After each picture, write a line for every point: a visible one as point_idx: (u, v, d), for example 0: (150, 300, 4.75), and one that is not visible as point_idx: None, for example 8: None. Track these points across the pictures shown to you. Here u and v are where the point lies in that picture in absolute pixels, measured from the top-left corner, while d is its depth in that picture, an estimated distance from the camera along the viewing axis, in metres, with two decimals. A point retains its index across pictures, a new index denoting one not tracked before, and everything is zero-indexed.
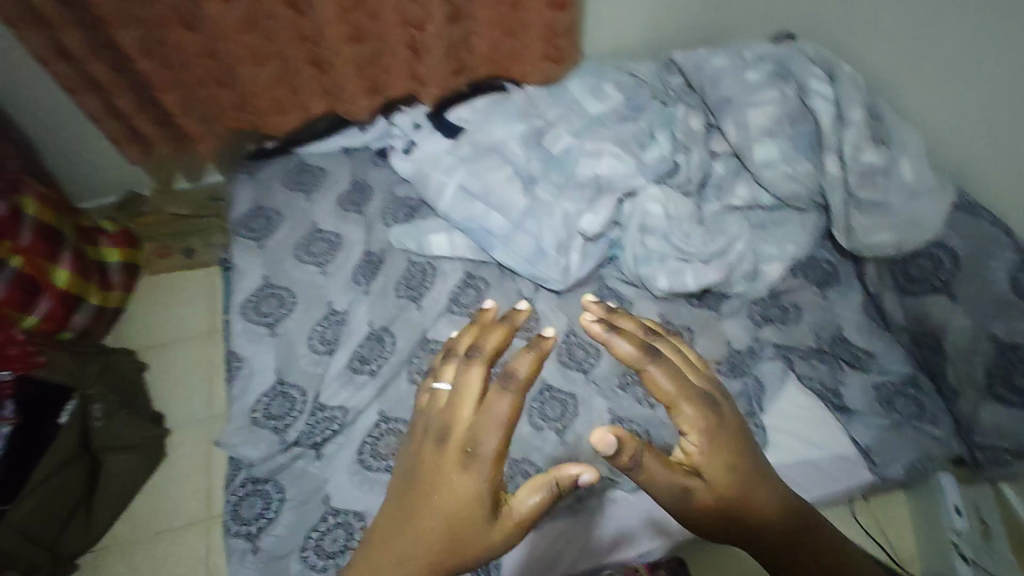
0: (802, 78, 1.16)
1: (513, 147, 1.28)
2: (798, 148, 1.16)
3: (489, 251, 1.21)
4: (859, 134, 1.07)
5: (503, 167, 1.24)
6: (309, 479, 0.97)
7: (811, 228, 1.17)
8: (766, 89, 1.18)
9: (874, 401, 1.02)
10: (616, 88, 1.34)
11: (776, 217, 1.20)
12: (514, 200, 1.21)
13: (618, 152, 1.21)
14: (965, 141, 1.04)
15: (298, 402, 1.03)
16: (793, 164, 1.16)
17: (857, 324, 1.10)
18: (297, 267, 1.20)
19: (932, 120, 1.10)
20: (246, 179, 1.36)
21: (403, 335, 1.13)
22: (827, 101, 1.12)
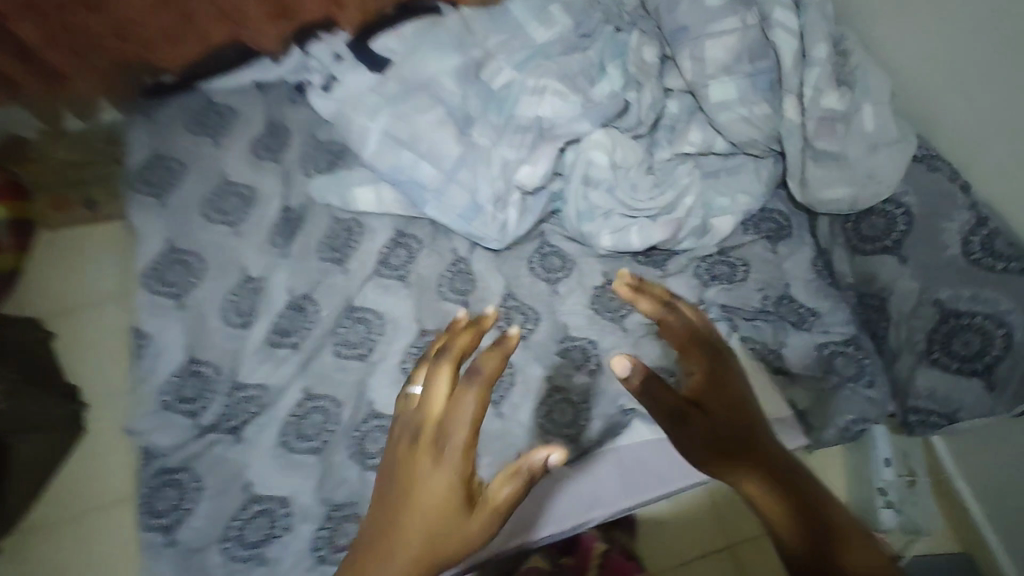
0: (766, 5, 1.02)
1: (448, 82, 1.13)
2: (756, 87, 1.05)
3: (419, 206, 1.10)
4: (821, 76, 0.97)
5: (435, 108, 1.10)
6: (228, 464, 0.92)
7: (767, 178, 1.10)
8: (727, 17, 1.05)
9: (814, 363, 1.01)
10: (564, 10, 1.17)
11: (731, 165, 1.12)
12: (446, 148, 1.08)
13: (563, 90, 1.09)
14: (932, 82, 0.95)
15: (212, 382, 0.96)
16: (752, 107, 1.05)
17: (804, 281, 1.07)
18: (205, 228, 1.08)
19: (901, 54, 0.99)
20: (141, 120, 1.19)
21: (327, 303, 1.04)
22: (792, 34, 1.00)
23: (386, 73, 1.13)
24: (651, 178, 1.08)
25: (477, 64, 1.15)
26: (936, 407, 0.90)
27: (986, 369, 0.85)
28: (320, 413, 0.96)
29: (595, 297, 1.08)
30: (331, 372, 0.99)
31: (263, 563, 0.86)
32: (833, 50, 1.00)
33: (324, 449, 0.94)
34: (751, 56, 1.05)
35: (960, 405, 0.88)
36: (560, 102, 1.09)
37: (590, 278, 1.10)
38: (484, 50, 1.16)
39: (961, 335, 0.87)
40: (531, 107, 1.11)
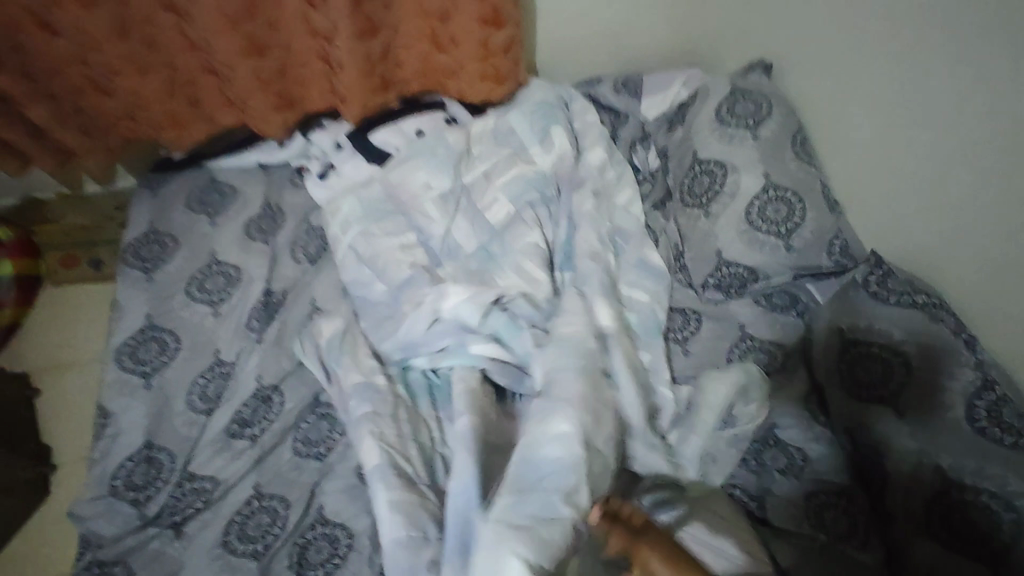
0: (738, 159, 1.09)
1: (424, 198, 1.13)
2: (755, 232, 1.06)
3: (367, 325, 1.05)
4: (821, 221, 1.04)
5: (406, 230, 1.10)
6: (165, 561, 0.88)
7: (746, 305, 1.09)
8: (717, 163, 1.11)
9: (801, 515, 0.91)
10: (564, 134, 1.18)
11: (717, 300, 1.11)
12: (415, 254, 1.08)
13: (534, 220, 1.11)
14: (891, 200, 0.99)
15: (165, 469, 0.94)
16: (729, 234, 1.08)
17: (796, 420, 0.99)
18: (186, 307, 1.09)
19: (861, 162, 1.03)
20: (145, 195, 1.22)
21: (294, 395, 1.02)
22: (759, 176, 1.07)
23: (374, 178, 1.16)
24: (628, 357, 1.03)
25: (449, 158, 1.15)
26: None
27: (993, 558, 0.76)
28: (267, 513, 0.93)
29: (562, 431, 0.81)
30: (284, 470, 0.96)
31: None
32: (829, 198, 1.06)
33: (261, 555, 0.89)
34: (697, 190, 1.12)
35: None
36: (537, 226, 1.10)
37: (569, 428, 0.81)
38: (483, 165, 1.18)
39: (964, 512, 0.78)
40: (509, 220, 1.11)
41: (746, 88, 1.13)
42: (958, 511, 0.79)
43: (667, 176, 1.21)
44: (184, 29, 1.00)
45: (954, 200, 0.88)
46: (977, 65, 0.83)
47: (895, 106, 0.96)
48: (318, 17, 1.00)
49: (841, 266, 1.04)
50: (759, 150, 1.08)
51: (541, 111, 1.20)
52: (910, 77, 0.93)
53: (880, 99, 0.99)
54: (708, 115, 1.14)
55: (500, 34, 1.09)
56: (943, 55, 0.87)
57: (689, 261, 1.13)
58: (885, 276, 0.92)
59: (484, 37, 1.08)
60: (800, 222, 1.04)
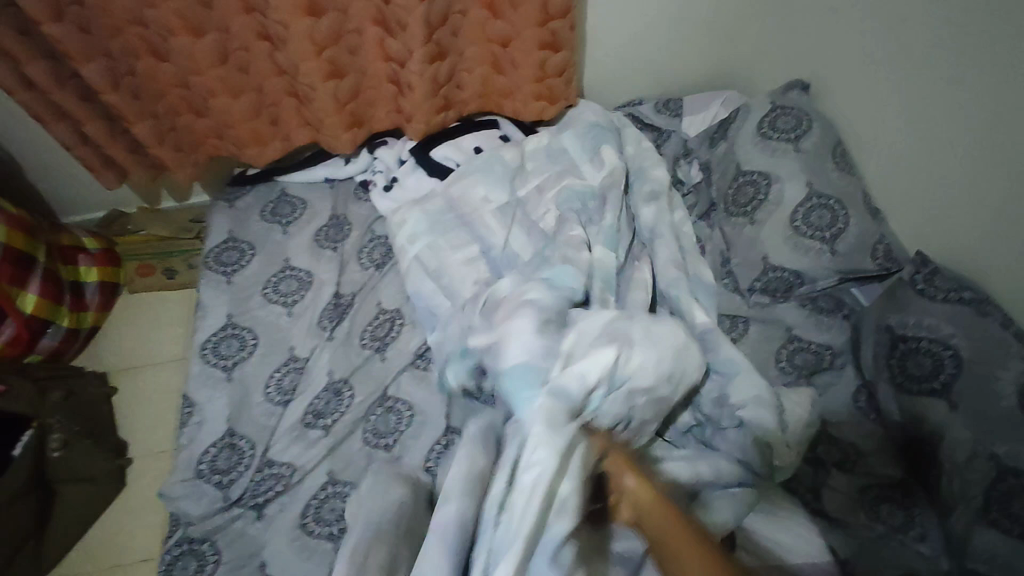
0: (780, 171, 1.15)
1: (484, 209, 1.19)
2: (799, 237, 1.12)
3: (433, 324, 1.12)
4: (863, 227, 1.09)
5: (469, 240, 1.18)
6: (248, 540, 0.94)
7: (792, 308, 1.14)
8: (761, 174, 1.17)
9: (857, 508, 0.95)
10: (614, 153, 1.25)
11: (763, 303, 1.15)
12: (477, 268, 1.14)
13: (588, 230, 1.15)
14: (915, 187, 1.08)
15: (246, 455, 1.01)
16: (774, 240, 1.14)
17: (845, 417, 1.02)
18: (263, 307, 1.17)
19: (887, 155, 1.12)
20: (224, 208, 1.32)
21: (363, 389, 1.08)
22: (802, 186, 1.13)
23: (435, 191, 1.23)
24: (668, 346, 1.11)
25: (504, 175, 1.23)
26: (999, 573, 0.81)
27: None
28: (341, 499, 0.98)
29: (570, 459, 0.74)
30: (355, 459, 1.02)
31: None
32: (868, 205, 1.12)
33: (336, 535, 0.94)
34: (742, 200, 1.19)
35: None
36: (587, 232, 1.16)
37: (574, 456, 0.75)
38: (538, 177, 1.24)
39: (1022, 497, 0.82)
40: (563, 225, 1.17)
41: (786, 105, 1.20)
42: (1016, 497, 0.82)
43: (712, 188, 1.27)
44: (274, 56, 1.11)
45: (974, 173, 0.96)
46: (987, 63, 0.91)
47: (917, 103, 1.05)
48: (394, 43, 1.10)
49: (885, 269, 1.08)
50: (801, 161, 1.15)
51: (591, 132, 1.28)
52: (929, 76, 1.01)
53: (902, 96, 1.07)
54: (750, 131, 1.21)
55: (557, 57, 1.18)
56: (957, 56, 0.95)
57: (735, 266, 1.18)
58: (932, 274, 0.97)
59: (542, 59, 1.17)
60: (843, 228, 1.10)
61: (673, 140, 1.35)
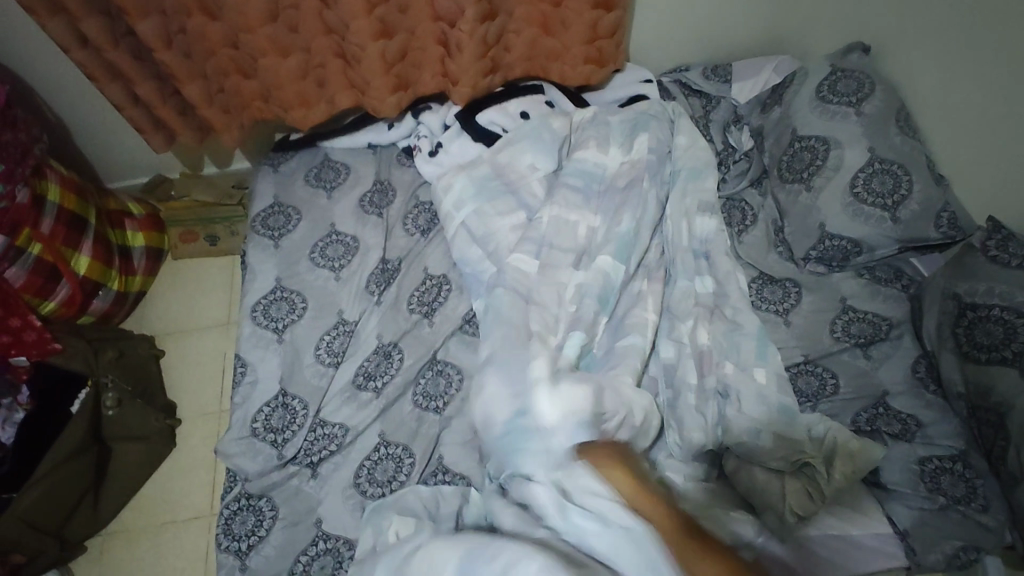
0: (839, 136, 1.12)
1: (532, 178, 1.18)
2: (857, 205, 1.09)
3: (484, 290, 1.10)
4: (926, 193, 1.06)
5: (516, 208, 1.16)
6: (303, 497, 0.95)
7: (848, 277, 1.11)
8: (817, 140, 1.14)
9: (918, 480, 0.92)
10: (649, 140, 1.19)
11: (818, 272, 1.12)
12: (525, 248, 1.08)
13: (635, 208, 1.12)
14: (981, 143, 1.04)
15: (299, 415, 1.01)
16: (831, 207, 1.11)
17: (903, 387, 1.00)
18: (311, 271, 1.17)
19: (947, 115, 1.09)
20: (269, 172, 1.32)
21: (412, 352, 1.08)
22: (862, 150, 1.10)
23: (481, 157, 1.22)
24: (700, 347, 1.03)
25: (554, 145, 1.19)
26: None
27: None
28: (392, 460, 0.98)
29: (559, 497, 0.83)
30: (406, 420, 1.02)
31: None
32: (932, 171, 1.08)
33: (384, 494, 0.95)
34: (797, 166, 1.16)
35: None
36: (635, 202, 1.13)
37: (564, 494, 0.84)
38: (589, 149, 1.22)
39: None
40: (611, 190, 1.15)
41: (846, 68, 1.16)
42: None
43: (764, 155, 1.24)
44: (324, 15, 1.09)
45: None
46: None
47: (968, 54, 1.03)
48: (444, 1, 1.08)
49: (948, 237, 1.05)
50: (862, 125, 1.11)
51: (633, 122, 1.23)
52: (971, 23, 1.01)
53: (947, 52, 1.06)
54: (807, 95, 1.18)
55: (609, 16, 1.15)
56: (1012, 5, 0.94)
57: (789, 234, 1.16)
58: (1005, 240, 0.93)
59: (594, 19, 1.14)
60: (905, 194, 1.06)
61: (722, 106, 1.31)
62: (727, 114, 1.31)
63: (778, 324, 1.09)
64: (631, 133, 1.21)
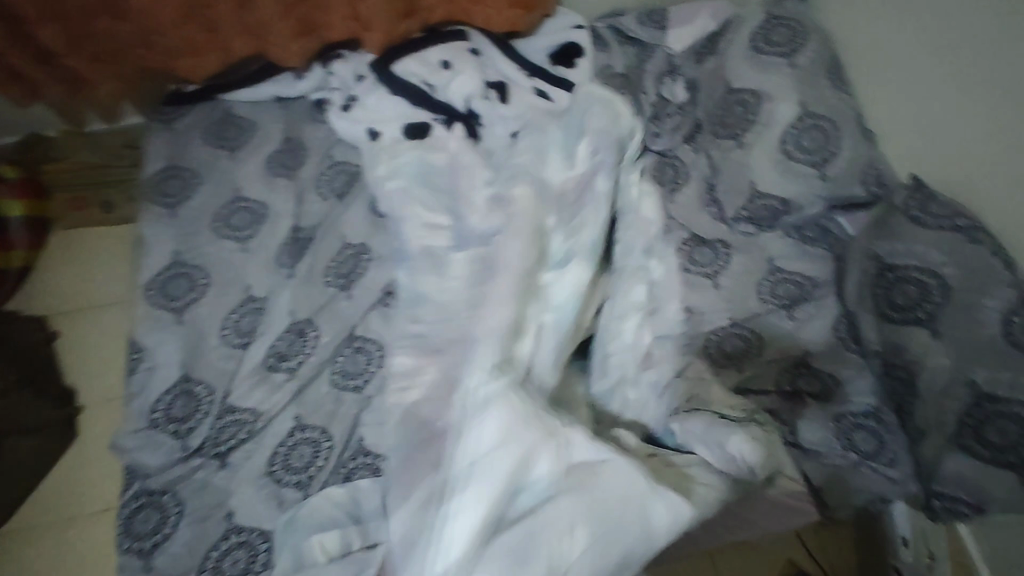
0: (771, 89, 1.08)
1: (475, 173, 1.06)
2: (787, 163, 1.06)
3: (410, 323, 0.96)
4: (854, 149, 1.04)
5: (443, 199, 1.06)
6: (212, 489, 0.89)
7: (776, 237, 1.10)
8: (750, 94, 1.09)
9: (833, 438, 0.94)
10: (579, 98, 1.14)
11: (748, 232, 1.11)
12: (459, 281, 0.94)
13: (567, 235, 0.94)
14: (907, 99, 1.02)
15: (204, 402, 0.94)
16: (761, 165, 1.08)
17: (825, 348, 1.01)
18: (213, 242, 1.07)
19: (912, 96, 1.01)
20: (161, 130, 1.18)
21: (329, 329, 1.01)
22: (794, 104, 1.06)
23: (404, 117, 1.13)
24: (642, 347, 0.99)
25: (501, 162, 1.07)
26: (963, 494, 0.83)
27: (1021, 463, 0.79)
28: (310, 445, 0.93)
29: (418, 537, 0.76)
30: (324, 402, 0.96)
31: None
32: (861, 126, 1.06)
33: (312, 492, 0.89)
34: (731, 121, 1.11)
35: (991, 496, 0.81)
36: (575, 226, 0.95)
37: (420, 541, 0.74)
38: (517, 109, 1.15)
39: (997, 423, 0.81)
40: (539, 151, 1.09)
41: (782, 15, 1.11)
42: (993, 422, 0.81)
43: (698, 109, 1.19)
44: None
45: (951, 89, 0.95)
46: None
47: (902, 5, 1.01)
48: None
49: (874, 196, 1.04)
50: (795, 78, 1.07)
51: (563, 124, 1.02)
52: None
53: (954, 44, 0.93)
54: (742, 45, 1.12)
55: None
56: None
57: (721, 194, 1.13)
58: (926, 200, 0.93)
59: None
60: (834, 152, 1.04)
61: (657, 55, 1.24)
62: (662, 64, 1.24)
63: (707, 286, 1.07)
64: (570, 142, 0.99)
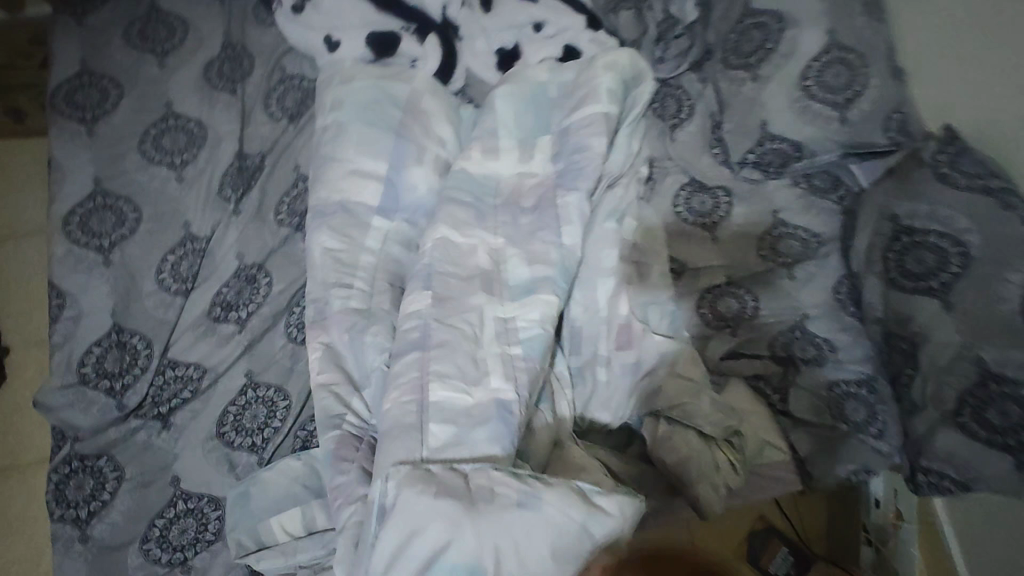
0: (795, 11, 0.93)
1: (439, 105, 0.93)
2: (802, 103, 0.94)
3: (336, 338, 0.79)
4: (882, 89, 0.91)
5: (383, 136, 0.90)
6: (154, 453, 0.81)
7: (783, 186, 1.00)
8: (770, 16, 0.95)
9: (822, 410, 0.91)
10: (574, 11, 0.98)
11: (753, 179, 1.00)
12: (405, 337, 0.74)
13: (527, 254, 0.81)
14: (950, 33, 0.89)
15: (140, 356, 0.83)
16: (773, 104, 0.96)
17: (824, 311, 0.94)
18: (141, 169, 0.91)
19: (973, 39, 0.86)
20: (72, 26, 0.98)
21: (282, 276, 0.89)
22: (820, 32, 0.92)
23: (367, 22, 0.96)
24: (620, 319, 0.86)
25: (471, 119, 0.95)
26: (950, 471, 0.81)
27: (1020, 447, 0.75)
28: (264, 404, 0.84)
29: None
30: (279, 357, 0.86)
31: (185, 571, 0.76)
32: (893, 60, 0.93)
33: (267, 462, 0.81)
34: (745, 48, 0.97)
35: (979, 475, 0.79)
36: (548, 228, 0.83)
37: None
38: (503, 21, 0.98)
39: (999, 404, 0.76)
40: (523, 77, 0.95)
41: None
42: (995, 403, 0.76)
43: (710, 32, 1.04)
44: None
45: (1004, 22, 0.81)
46: None
47: None
48: None
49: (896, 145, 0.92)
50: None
51: (527, 104, 0.93)
52: None
53: None
54: None
55: None
56: None
57: (727, 133, 1.01)
58: None
59: None
60: (858, 91, 0.92)
61: None
62: None
63: (704, 240, 0.98)
64: (535, 131, 0.92)
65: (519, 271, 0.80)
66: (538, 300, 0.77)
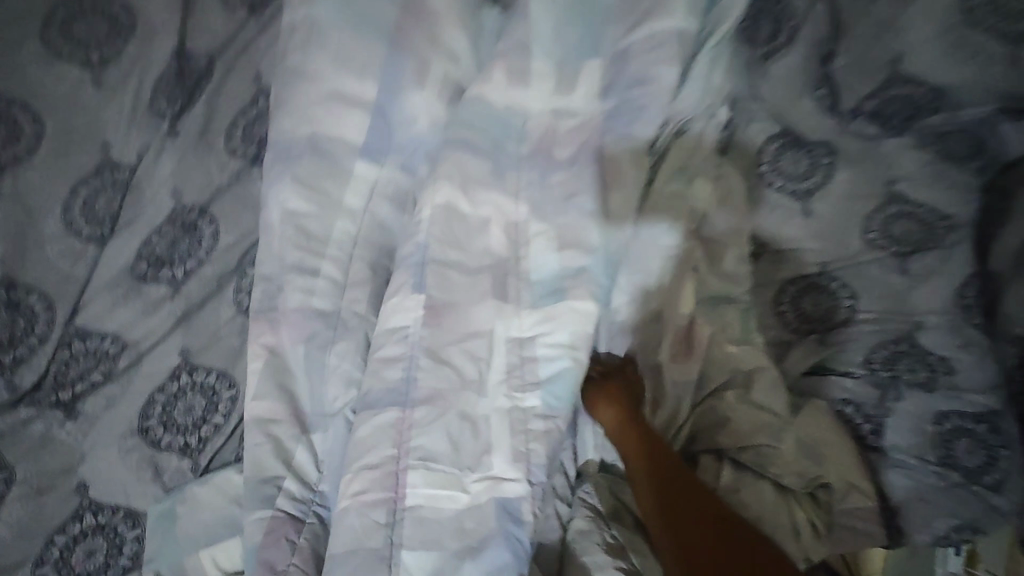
0: None
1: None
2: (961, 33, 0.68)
3: (287, 344, 0.59)
4: None
5: (371, 43, 0.64)
6: (57, 448, 0.63)
7: (909, 149, 0.73)
8: None
9: (925, 445, 0.68)
10: None
11: (868, 134, 0.74)
12: (384, 377, 0.54)
13: (557, 234, 0.59)
14: None
15: (37, 322, 0.63)
16: (917, 33, 0.70)
17: (943, 323, 0.70)
18: (39, 64, 0.66)
19: None
20: None
21: (234, 225, 0.68)
22: None
23: None
24: (679, 324, 0.64)
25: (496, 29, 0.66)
26: None
27: None
28: (202, 395, 0.64)
29: None
30: (225, 333, 0.66)
31: None
32: None
33: (205, 471, 0.62)
34: None
35: None
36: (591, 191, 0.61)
37: None
38: None
39: None
40: None
41: None
42: None
43: None
44: None
45: None
46: None
47: None
48: None
49: None
50: None
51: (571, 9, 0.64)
52: None
53: None
54: None
55: None
56: None
57: (842, 68, 0.74)
58: None
59: None
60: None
61: None
62: None
63: (792, 213, 0.74)
64: (581, 52, 0.64)
65: (544, 259, 0.59)
66: (567, 313, 0.57)
